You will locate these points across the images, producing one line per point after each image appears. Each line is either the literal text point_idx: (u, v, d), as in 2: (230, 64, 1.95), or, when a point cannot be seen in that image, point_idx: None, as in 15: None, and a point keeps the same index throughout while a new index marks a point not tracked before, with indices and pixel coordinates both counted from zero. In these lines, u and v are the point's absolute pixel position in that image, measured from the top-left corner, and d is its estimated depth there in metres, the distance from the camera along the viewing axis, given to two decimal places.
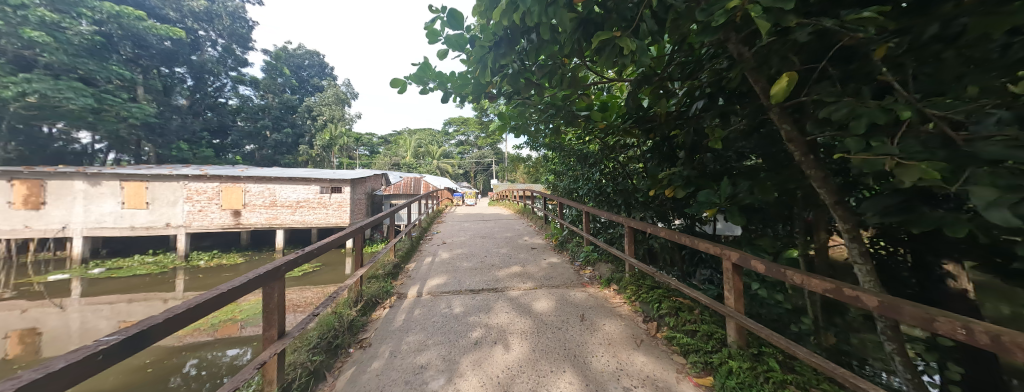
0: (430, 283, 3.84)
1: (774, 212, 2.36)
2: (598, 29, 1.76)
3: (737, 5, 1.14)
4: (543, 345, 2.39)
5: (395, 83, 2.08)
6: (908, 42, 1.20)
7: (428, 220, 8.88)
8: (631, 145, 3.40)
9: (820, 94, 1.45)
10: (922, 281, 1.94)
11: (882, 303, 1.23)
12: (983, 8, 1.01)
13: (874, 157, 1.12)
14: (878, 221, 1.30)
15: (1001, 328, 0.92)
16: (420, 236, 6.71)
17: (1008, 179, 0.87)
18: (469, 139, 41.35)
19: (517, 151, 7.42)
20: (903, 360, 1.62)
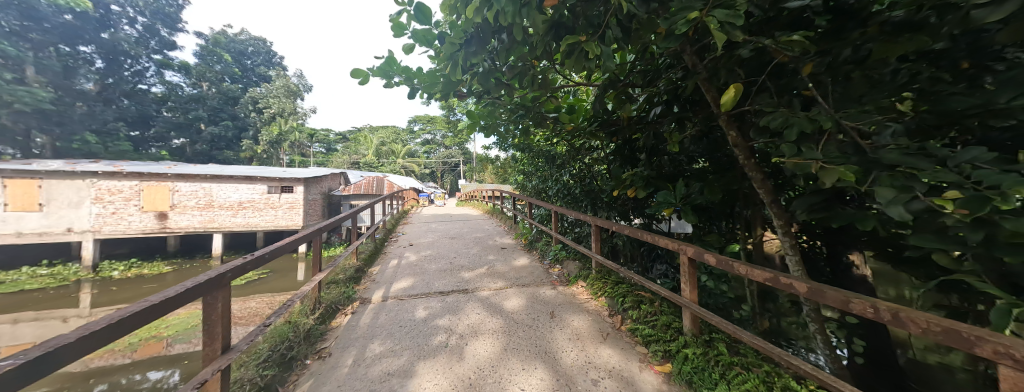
0: (395, 287, 3.62)
1: (719, 211, 2.57)
2: (569, 34, 1.61)
3: (696, 15, 1.18)
4: (514, 343, 2.37)
5: (357, 74, 1.83)
6: (828, 63, 1.34)
7: (392, 221, 8.44)
8: (596, 147, 3.53)
9: (759, 104, 1.57)
10: (834, 269, 2.24)
11: (810, 288, 1.33)
12: (883, 35, 1.17)
13: (803, 161, 1.23)
14: (806, 217, 1.45)
15: (900, 306, 1.02)
16: (384, 237, 6.36)
17: (903, 181, 1.01)
18: (433, 138, 40.20)
19: (486, 150, 7.36)
20: (823, 338, 1.83)
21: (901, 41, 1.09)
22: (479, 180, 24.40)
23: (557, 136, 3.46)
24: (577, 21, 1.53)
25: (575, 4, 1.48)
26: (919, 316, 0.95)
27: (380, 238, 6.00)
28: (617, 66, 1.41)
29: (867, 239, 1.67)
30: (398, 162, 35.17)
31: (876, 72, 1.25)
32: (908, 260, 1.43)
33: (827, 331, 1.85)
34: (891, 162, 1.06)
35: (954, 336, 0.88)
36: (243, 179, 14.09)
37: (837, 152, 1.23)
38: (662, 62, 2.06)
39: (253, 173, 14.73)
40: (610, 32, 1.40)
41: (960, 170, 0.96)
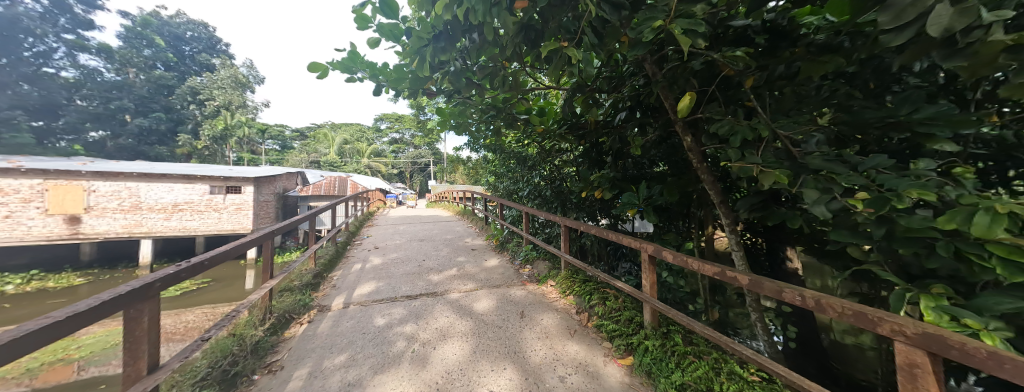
0: (358, 292, 3.43)
1: (677, 211, 2.76)
2: (539, 37, 1.63)
3: (659, 25, 1.26)
4: (484, 345, 2.36)
5: (315, 67, 1.71)
6: (766, 77, 1.50)
7: (355, 223, 8.02)
8: (565, 150, 3.62)
9: (710, 113, 1.71)
10: (772, 263, 2.50)
11: (750, 280, 1.48)
12: (809, 55, 1.33)
13: (745, 165, 1.37)
14: (748, 216, 1.61)
15: (821, 293, 1.17)
16: (347, 240, 6.01)
17: (824, 183, 1.15)
18: (400, 137, 38.80)
19: (457, 151, 7.26)
20: (763, 326, 2.02)
21: (825, 60, 1.25)
22: (450, 181, 23.95)
23: (528, 137, 3.50)
24: (547, 25, 1.55)
25: (546, 7, 1.50)
26: (835, 301, 1.10)
27: (342, 242, 5.66)
28: (587, 70, 1.45)
29: (797, 236, 1.89)
30: (363, 161, 33.49)
31: (803, 88, 1.43)
32: (828, 253, 1.63)
33: (766, 319, 2.04)
34: (815, 167, 1.21)
35: (862, 317, 1.03)
36: (180, 178, 12.61)
37: (773, 158, 1.37)
38: (625, 69, 2.18)
39: (193, 171, 13.25)
40: (579, 35, 1.43)
41: (866, 175, 1.12)
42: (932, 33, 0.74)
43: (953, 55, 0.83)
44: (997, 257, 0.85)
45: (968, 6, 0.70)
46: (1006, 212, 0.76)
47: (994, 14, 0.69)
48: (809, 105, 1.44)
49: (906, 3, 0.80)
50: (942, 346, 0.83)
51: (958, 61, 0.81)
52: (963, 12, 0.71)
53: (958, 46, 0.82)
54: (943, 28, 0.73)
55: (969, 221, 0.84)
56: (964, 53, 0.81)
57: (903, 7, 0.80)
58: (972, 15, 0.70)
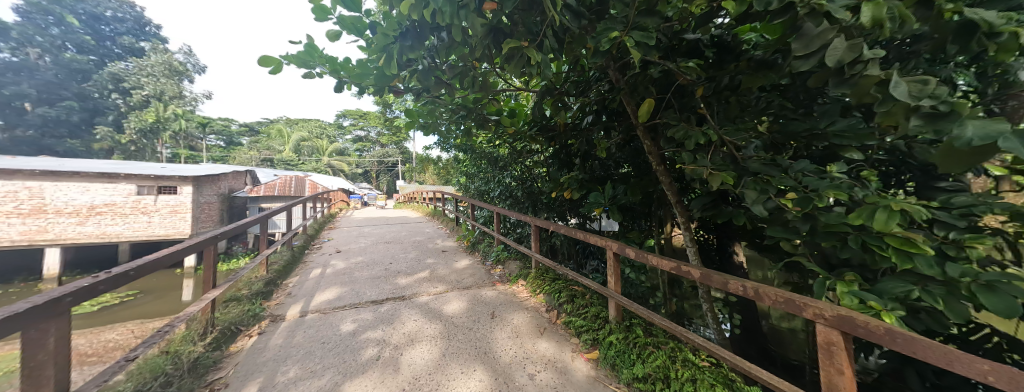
0: (317, 299, 3.21)
1: (639, 210, 2.91)
2: (508, 40, 1.64)
3: (618, 35, 1.33)
4: (454, 347, 2.32)
5: (267, 61, 1.58)
6: (713, 88, 1.64)
7: (315, 226, 7.52)
8: (535, 151, 3.68)
9: (667, 118, 1.83)
10: (721, 257, 2.72)
11: (701, 273, 1.61)
12: (748, 70, 1.48)
13: (697, 168, 1.49)
14: (700, 214, 1.75)
15: (759, 283, 1.31)
16: (305, 244, 5.62)
17: (762, 184, 1.29)
18: (365, 135, 36.98)
19: (426, 150, 7.08)
20: (713, 316, 2.19)
21: (761, 74, 1.39)
22: (418, 182, 23.22)
23: (499, 138, 3.51)
24: (516, 28, 1.57)
25: (514, 11, 1.51)
26: (771, 289, 1.23)
27: (300, 246, 5.30)
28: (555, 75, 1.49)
29: (742, 233, 2.07)
30: (322, 160, 31.38)
31: (745, 98, 1.58)
32: (766, 248, 1.82)
33: (716, 310, 2.22)
34: (755, 170, 1.35)
35: (791, 303, 1.17)
36: (99, 177, 11.03)
37: (721, 161, 1.50)
38: (592, 74, 2.26)
39: (117, 169, 11.65)
40: (547, 41, 1.46)
41: (795, 177, 1.27)
42: (828, 63, 0.86)
43: (842, 83, 0.93)
44: (892, 247, 1.01)
45: (856, 42, 0.82)
46: (898, 209, 0.90)
47: (872, 51, 0.80)
48: (750, 114, 1.60)
49: (815, 34, 0.92)
50: (853, 326, 0.97)
51: (844, 89, 0.91)
52: (851, 47, 0.83)
53: (844, 76, 0.92)
54: (836, 59, 0.85)
55: (872, 217, 0.98)
56: (848, 82, 0.92)
57: (811, 37, 0.92)
58: (857, 51, 0.81)
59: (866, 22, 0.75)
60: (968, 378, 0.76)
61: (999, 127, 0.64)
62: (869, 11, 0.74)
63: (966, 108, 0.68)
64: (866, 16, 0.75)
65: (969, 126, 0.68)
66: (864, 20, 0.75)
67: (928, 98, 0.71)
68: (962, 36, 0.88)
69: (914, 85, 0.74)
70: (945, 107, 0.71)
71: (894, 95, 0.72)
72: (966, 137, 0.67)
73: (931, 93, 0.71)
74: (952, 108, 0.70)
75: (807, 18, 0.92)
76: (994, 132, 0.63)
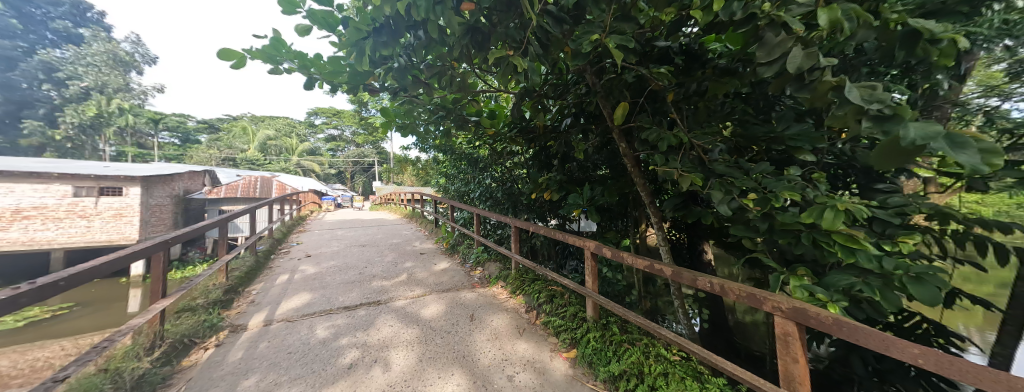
0: (283, 307, 3.04)
1: (616, 210, 2.99)
2: (487, 40, 1.62)
3: (598, 39, 1.36)
4: (431, 352, 2.27)
5: (228, 54, 1.46)
6: (683, 93, 1.71)
7: (283, 229, 7.12)
8: (516, 152, 3.70)
9: (640, 121, 1.89)
10: (692, 255, 2.85)
11: (672, 271, 1.68)
12: (714, 77, 1.55)
13: (668, 169, 1.56)
14: (671, 214, 1.83)
15: (725, 280, 1.37)
16: (271, 248, 5.30)
17: (726, 186, 1.36)
18: (338, 134, 35.52)
19: (404, 150, 6.91)
20: (684, 312, 2.28)
21: (726, 81, 1.47)
22: (395, 183, 22.60)
23: (479, 139, 3.48)
24: (494, 28, 1.56)
25: (493, 13, 1.50)
26: (736, 285, 1.30)
27: (265, 251, 4.99)
28: (536, 78, 1.48)
29: (710, 232, 2.18)
30: (292, 160, 29.81)
31: (712, 104, 1.66)
32: (730, 245, 1.92)
33: (686, 306, 2.31)
34: (720, 172, 1.42)
35: (752, 298, 1.24)
36: (28, 177, 9.88)
37: (689, 163, 1.57)
38: (570, 77, 2.30)
39: (52, 168, 10.50)
40: (527, 45, 1.46)
41: (756, 179, 1.35)
42: (789, 70, 0.91)
43: (802, 88, 1.00)
44: (838, 244, 1.09)
45: (812, 50, 0.88)
46: (843, 209, 0.98)
47: (826, 60, 0.87)
48: (716, 119, 1.68)
49: (775, 43, 0.97)
50: (805, 317, 1.05)
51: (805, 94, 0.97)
52: (808, 56, 0.89)
53: (805, 82, 0.99)
54: (796, 66, 0.90)
55: (821, 216, 1.06)
56: (808, 87, 0.98)
57: (772, 46, 0.97)
58: (814, 58, 0.88)
59: (821, 27, 0.79)
60: (903, 362, 0.83)
61: (933, 129, 0.68)
62: (825, 15, 0.79)
63: (908, 112, 0.74)
64: (820, 22, 0.79)
65: (907, 126, 0.71)
66: (819, 26, 0.79)
67: (876, 102, 0.78)
68: (906, 42, 0.93)
69: (864, 91, 0.81)
70: (888, 111, 0.77)
71: (849, 96, 0.78)
72: (908, 136, 0.69)
73: (878, 98, 0.78)
74: (895, 112, 0.76)
75: (768, 28, 0.98)
76: (930, 134, 0.67)
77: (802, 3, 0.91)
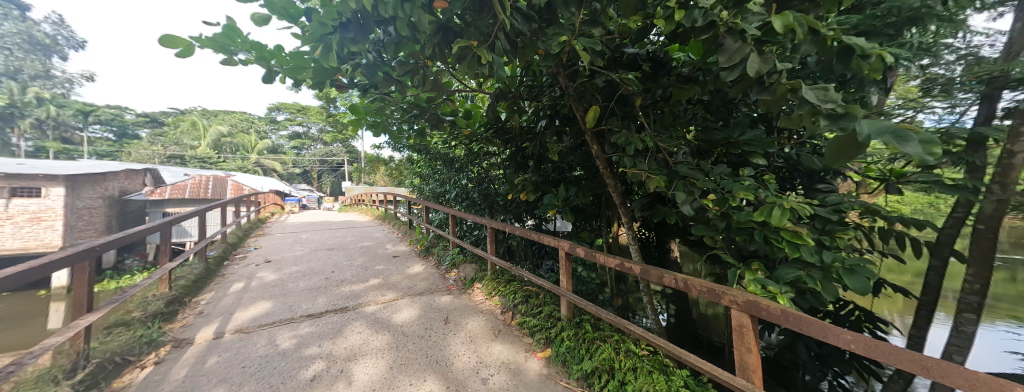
0: (238, 318, 2.81)
1: (591, 210, 3.07)
2: (458, 39, 1.60)
3: (567, 40, 1.38)
4: (402, 358, 2.20)
5: (174, 42, 1.25)
6: (650, 97, 1.77)
7: (240, 233, 6.59)
8: (492, 153, 3.69)
9: (611, 124, 1.94)
10: (660, 253, 2.98)
11: (641, 269, 1.74)
12: (678, 83, 1.63)
13: (636, 172, 1.62)
14: (640, 213, 1.91)
15: (688, 276, 1.45)
16: (225, 254, 4.89)
17: (689, 188, 1.43)
18: (303, 132, 33.55)
19: (376, 149, 6.66)
20: (652, 309, 2.37)
21: (688, 87, 1.55)
22: (367, 184, 21.71)
23: (455, 139, 3.43)
24: (466, 28, 1.54)
25: (465, 11, 1.48)
26: (697, 281, 1.38)
27: (218, 257, 4.60)
28: (504, 75, 1.44)
29: (676, 231, 2.29)
30: (251, 158, 27.74)
31: (676, 110, 1.75)
32: (694, 244, 2.03)
33: (655, 302, 2.41)
34: (684, 174, 1.49)
35: (712, 293, 1.32)
36: None
37: (656, 166, 1.64)
38: (545, 80, 2.32)
39: None
40: (498, 43, 1.43)
41: (715, 180, 1.44)
42: (750, 74, 0.96)
43: (763, 90, 1.05)
44: (785, 240, 1.19)
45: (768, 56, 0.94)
46: (788, 208, 1.07)
47: (781, 64, 0.94)
48: (681, 124, 1.77)
49: (734, 49, 1.04)
50: (758, 309, 1.13)
51: (765, 96, 1.03)
52: (765, 61, 0.96)
53: (765, 84, 1.04)
54: (754, 70, 0.96)
55: (771, 215, 1.15)
56: (769, 89, 1.03)
57: (733, 52, 1.03)
58: (771, 63, 0.93)
59: (777, 31, 0.84)
60: (839, 347, 0.91)
61: (880, 124, 0.68)
62: (779, 21, 0.84)
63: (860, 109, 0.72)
64: (776, 26, 0.83)
65: (858, 122, 0.70)
66: (775, 30, 0.84)
67: (829, 102, 0.78)
68: (843, 56, 0.99)
69: (817, 92, 0.82)
70: (840, 110, 0.77)
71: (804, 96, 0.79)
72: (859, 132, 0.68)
73: (831, 98, 0.79)
74: (846, 110, 0.74)
75: (728, 35, 1.03)
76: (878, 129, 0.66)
77: (756, 12, 0.97)
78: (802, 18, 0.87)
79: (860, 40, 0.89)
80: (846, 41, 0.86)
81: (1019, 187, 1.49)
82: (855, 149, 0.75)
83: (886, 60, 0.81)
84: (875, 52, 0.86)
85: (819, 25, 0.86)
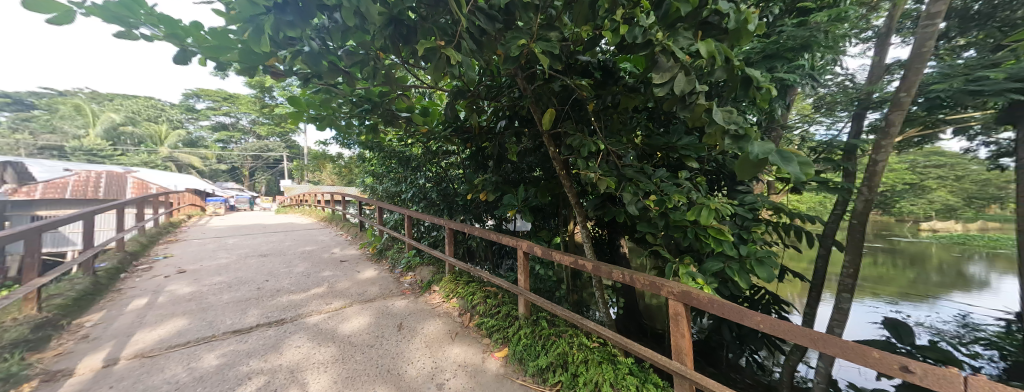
0: (139, 340, 2.37)
1: (549, 210, 3.15)
2: (412, 34, 1.52)
3: (524, 42, 1.39)
4: (350, 371, 2.04)
5: (49, 6, 0.94)
6: (601, 104, 1.88)
7: (144, 240, 5.58)
8: (451, 152, 3.60)
9: (566, 127, 2.00)
10: (611, 250, 3.16)
11: (593, 265, 1.84)
12: (625, 92, 1.74)
13: (587, 173, 1.69)
14: (593, 212, 2.01)
15: (633, 271, 1.55)
16: (122, 265, 4.09)
17: (633, 188, 1.53)
18: (231, 123, 29.56)
19: (322, 145, 6.12)
20: (604, 303, 2.49)
21: (633, 97, 1.67)
22: (310, 182, 19.83)
23: (411, 137, 3.29)
24: (420, 24, 1.47)
25: (420, 5, 1.42)
26: (641, 275, 1.49)
27: (112, 269, 3.83)
28: (471, 76, 1.38)
29: (626, 229, 2.44)
30: (161, 151, 23.65)
31: (623, 117, 1.87)
32: (640, 240, 2.19)
33: (606, 296, 2.54)
34: (630, 176, 1.59)
35: (652, 286, 1.44)
36: None
37: (606, 168, 1.73)
38: (504, 81, 2.32)
39: None
40: (461, 41, 1.37)
41: (656, 182, 1.56)
42: (676, 92, 1.06)
43: (685, 107, 1.16)
44: (711, 237, 1.34)
45: (691, 78, 1.04)
46: (713, 209, 1.21)
47: (701, 86, 1.05)
48: (627, 130, 1.89)
49: (666, 67, 1.11)
50: (689, 298, 1.25)
51: (686, 113, 1.15)
52: (689, 81, 1.06)
53: (687, 103, 1.16)
54: (680, 89, 1.05)
55: (700, 214, 1.28)
56: (689, 107, 1.15)
57: (665, 70, 1.10)
58: (692, 84, 1.03)
59: (701, 57, 0.94)
60: (751, 328, 1.04)
61: (771, 146, 0.78)
62: (703, 49, 0.94)
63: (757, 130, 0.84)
64: (701, 52, 0.93)
65: (752, 144, 0.81)
66: (699, 57, 0.94)
67: (732, 123, 0.92)
68: (744, 84, 1.16)
69: (725, 114, 0.94)
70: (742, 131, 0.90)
71: (714, 118, 0.92)
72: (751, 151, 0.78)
73: (733, 120, 0.93)
74: (748, 130, 0.88)
75: (661, 53, 1.11)
76: (767, 149, 0.77)
77: (685, 37, 1.08)
78: (719, 49, 0.99)
79: (757, 73, 1.04)
80: (749, 73, 0.99)
81: (878, 189, 1.85)
82: (752, 166, 0.86)
83: (775, 91, 0.96)
84: (767, 84, 1.02)
85: (731, 56, 0.99)
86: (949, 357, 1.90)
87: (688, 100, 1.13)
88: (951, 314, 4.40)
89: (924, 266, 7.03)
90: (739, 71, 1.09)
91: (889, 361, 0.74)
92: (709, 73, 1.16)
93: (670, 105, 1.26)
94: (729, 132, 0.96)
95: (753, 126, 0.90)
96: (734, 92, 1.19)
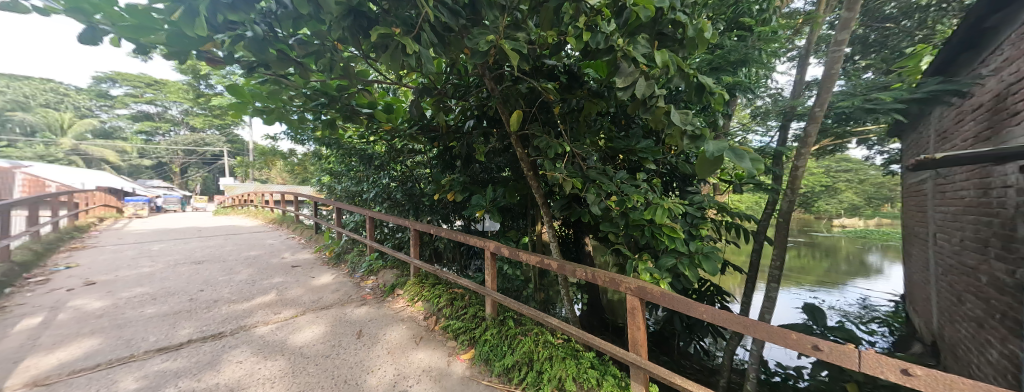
0: (31, 367, 1.98)
1: (517, 210, 3.18)
2: (372, 26, 1.45)
3: (492, 40, 1.38)
4: (303, 384, 1.89)
5: None
6: (566, 107, 1.92)
7: (39, 248, 4.69)
8: (416, 151, 3.49)
9: (533, 129, 2.03)
10: (576, 248, 3.27)
11: (558, 264, 1.88)
12: (590, 96, 1.80)
13: (554, 174, 1.73)
14: (559, 212, 2.05)
15: (596, 268, 1.61)
16: (7, 279, 3.40)
17: (596, 189, 1.59)
18: (157, 112, 25.98)
19: (271, 140, 5.61)
20: (569, 301, 2.56)
21: (596, 101, 1.74)
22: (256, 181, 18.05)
23: (374, 135, 3.14)
24: (382, 16, 1.40)
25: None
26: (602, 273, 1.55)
27: None
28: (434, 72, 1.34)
29: (590, 228, 2.53)
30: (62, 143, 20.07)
31: (588, 120, 1.94)
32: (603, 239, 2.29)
33: (571, 294, 2.61)
34: (593, 178, 1.65)
35: (612, 282, 1.50)
36: None
37: (571, 170, 1.77)
38: (472, 80, 2.29)
39: None
40: (423, 35, 1.33)
41: (618, 184, 1.63)
42: (637, 95, 1.12)
43: (646, 111, 1.23)
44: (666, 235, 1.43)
45: (651, 82, 1.10)
46: (668, 208, 1.29)
47: (659, 90, 1.11)
48: (591, 132, 1.96)
49: (628, 72, 1.16)
50: (645, 293, 1.32)
51: (647, 115, 1.21)
52: (648, 86, 1.12)
53: (647, 106, 1.22)
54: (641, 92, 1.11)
55: (657, 214, 1.36)
56: (649, 110, 1.22)
57: (627, 74, 1.16)
58: (652, 88, 1.09)
59: (658, 65, 1.00)
60: (697, 318, 1.13)
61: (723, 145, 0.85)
62: (659, 57, 1.00)
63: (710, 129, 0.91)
64: (657, 61, 1.00)
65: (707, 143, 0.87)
66: (657, 64, 1.01)
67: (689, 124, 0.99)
68: (697, 91, 1.25)
69: (681, 115, 1.01)
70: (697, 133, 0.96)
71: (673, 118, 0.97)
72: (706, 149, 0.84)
73: (689, 122, 1.00)
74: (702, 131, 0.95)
75: (623, 59, 1.16)
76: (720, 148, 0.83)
77: (643, 45, 1.14)
78: (674, 58, 1.07)
79: (710, 80, 1.13)
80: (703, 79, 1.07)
81: (799, 190, 2.13)
82: (707, 164, 0.94)
83: (724, 96, 1.05)
84: (717, 90, 1.11)
85: (684, 64, 1.07)
86: (853, 334, 2.22)
87: (648, 104, 1.19)
88: (855, 297, 5.18)
89: (836, 257, 8.19)
90: (693, 79, 1.18)
91: (804, 341, 0.85)
92: (666, 80, 1.24)
93: (632, 108, 1.32)
94: (685, 133, 1.04)
95: (707, 128, 0.97)
96: (688, 97, 1.28)
